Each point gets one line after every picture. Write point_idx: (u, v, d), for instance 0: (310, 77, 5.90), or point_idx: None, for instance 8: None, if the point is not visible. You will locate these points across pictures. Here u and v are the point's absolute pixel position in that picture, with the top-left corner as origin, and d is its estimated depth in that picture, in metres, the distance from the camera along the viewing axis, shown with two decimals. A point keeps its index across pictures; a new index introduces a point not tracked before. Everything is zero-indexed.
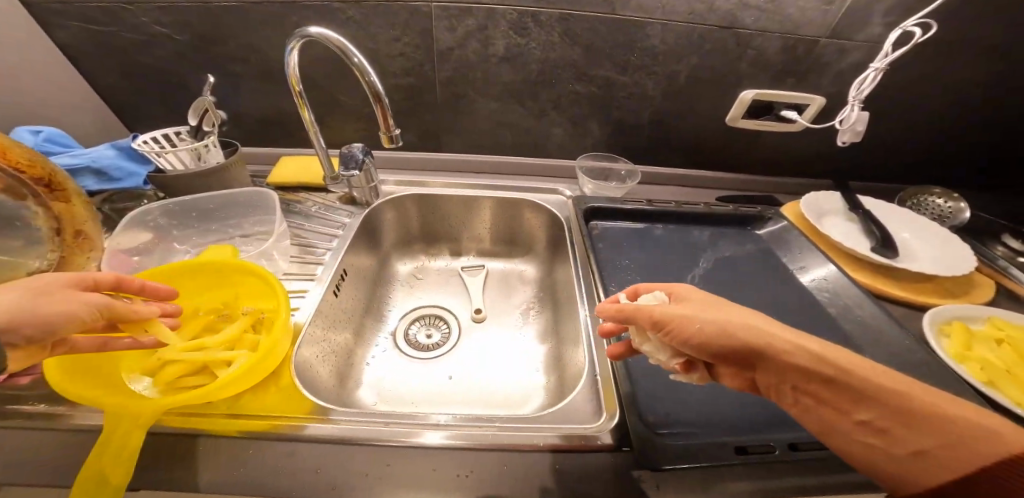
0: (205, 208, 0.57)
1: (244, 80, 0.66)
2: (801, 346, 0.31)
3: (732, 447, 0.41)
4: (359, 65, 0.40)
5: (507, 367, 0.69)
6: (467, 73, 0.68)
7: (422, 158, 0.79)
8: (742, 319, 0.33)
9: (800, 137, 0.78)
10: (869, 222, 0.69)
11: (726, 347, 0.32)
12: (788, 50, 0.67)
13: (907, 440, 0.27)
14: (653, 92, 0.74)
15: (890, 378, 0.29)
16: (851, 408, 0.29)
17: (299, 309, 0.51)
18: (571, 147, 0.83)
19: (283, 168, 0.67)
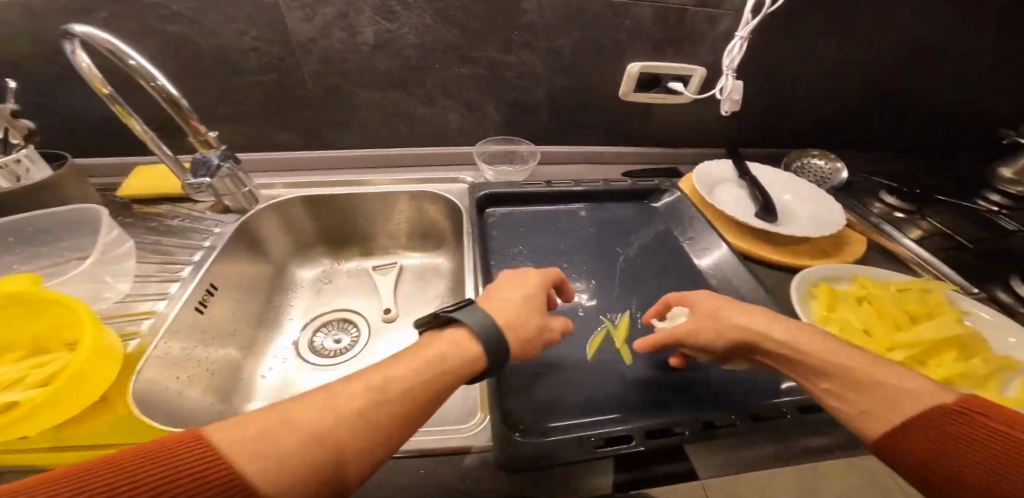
0: (28, 231, 0.51)
1: (76, 84, 0.59)
2: (770, 333, 0.38)
3: (592, 441, 0.40)
4: (137, 67, 0.40)
5: None
6: (339, 64, 0.63)
7: (310, 157, 0.74)
8: (736, 317, 0.41)
9: (693, 107, 0.78)
10: (754, 188, 0.71)
11: (727, 345, 0.40)
12: (660, 20, 0.67)
13: (857, 402, 0.33)
14: (541, 70, 0.72)
15: (836, 353, 0.36)
16: (816, 379, 0.36)
17: (139, 335, 0.47)
18: (471, 133, 0.79)
19: (138, 177, 0.62)
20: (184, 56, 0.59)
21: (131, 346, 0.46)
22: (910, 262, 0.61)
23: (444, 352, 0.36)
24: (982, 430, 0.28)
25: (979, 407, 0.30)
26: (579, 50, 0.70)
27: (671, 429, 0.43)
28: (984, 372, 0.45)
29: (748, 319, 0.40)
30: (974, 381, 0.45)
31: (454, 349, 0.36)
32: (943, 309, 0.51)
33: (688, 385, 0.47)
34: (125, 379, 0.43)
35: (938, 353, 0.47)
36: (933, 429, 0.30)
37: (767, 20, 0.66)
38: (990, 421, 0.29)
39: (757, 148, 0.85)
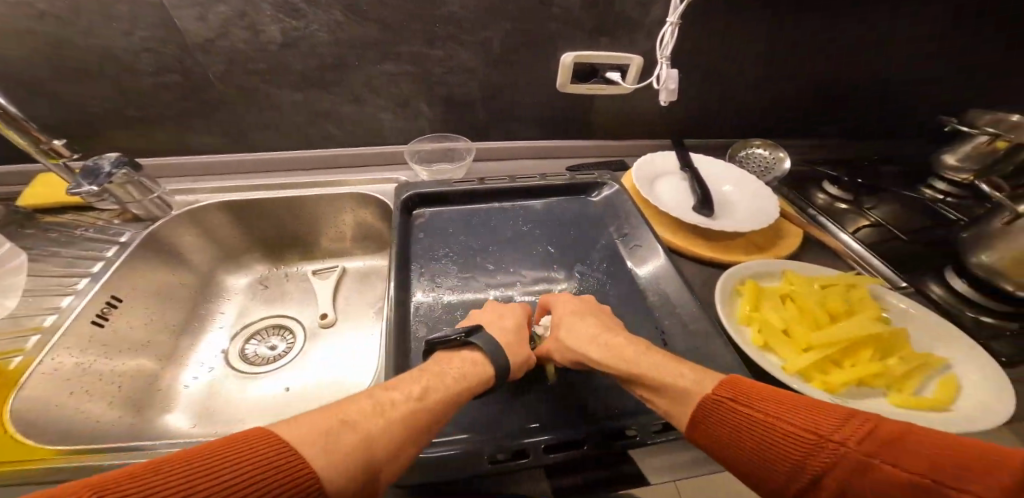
0: None
1: None
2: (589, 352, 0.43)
3: (486, 457, 0.38)
4: None
5: (351, 369, 0.64)
6: (246, 64, 0.61)
7: (236, 160, 0.71)
8: (571, 336, 0.45)
9: (635, 97, 0.75)
10: (692, 181, 0.69)
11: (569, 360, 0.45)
12: (584, 7, 0.63)
13: (664, 405, 0.38)
14: (473, 64, 0.68)
15: (648, 363, 0.40)
16: (639, 389, 0.40)
17: (26, 350, 0.47)
18: (407, 131, 0.76)
19: (39, 186, 0.61)
20: (81, 58, 0.57)
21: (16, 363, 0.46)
22: (846, 257, 0.59)
23: (461, 375, 0.40)
24: (735, 412, 0.34)
25: (725, 389, 0.36)
26: (508, 44, 0.67)
27: (570, 444, 0.40)
28: (898, 371, 0.43)
29: (582, 336, 0.45)
30: (888, 380, 0.43)
31: (467, 369, 0.41)
32: (865, 306, 0.49)
33: (596, 392, 0.45)
34: (4, 395, 0.43)
35: (856, 351, 0.45)
36: (706, 419, 0.35)
37: (696, 5, 0.63)
38: (734, 401, 0.35)
39: (704, 137, 0.83)
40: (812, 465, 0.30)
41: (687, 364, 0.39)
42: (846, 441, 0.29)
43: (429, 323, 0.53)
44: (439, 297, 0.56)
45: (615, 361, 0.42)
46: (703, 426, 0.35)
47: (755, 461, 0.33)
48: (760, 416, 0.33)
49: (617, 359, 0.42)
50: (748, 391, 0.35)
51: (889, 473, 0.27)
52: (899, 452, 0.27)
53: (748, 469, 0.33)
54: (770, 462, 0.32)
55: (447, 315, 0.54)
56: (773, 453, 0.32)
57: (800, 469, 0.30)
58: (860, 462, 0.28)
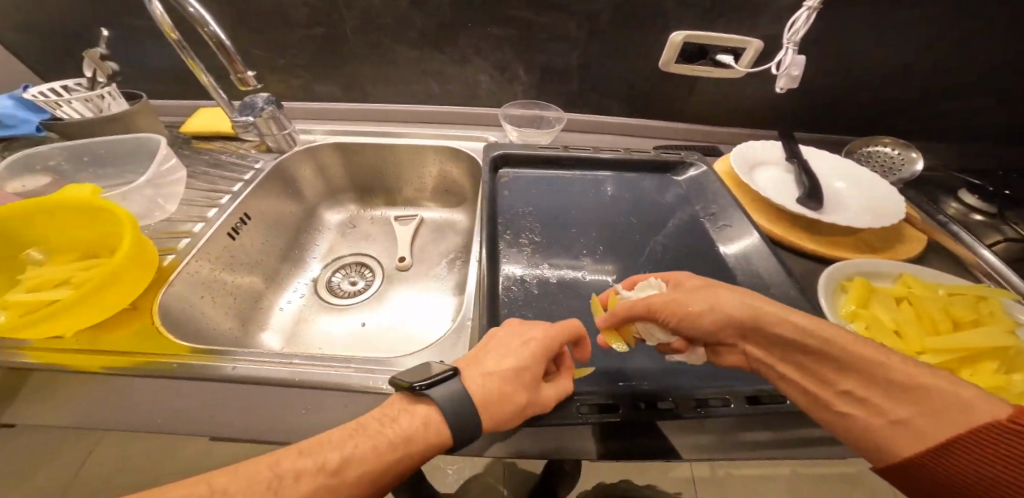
0: (99, 154, 0.57)
1: (147, 36, 0.66)
2: (791, 321, 0.35)
3: (572, 404, 0.37)
4: (196, 15, 0.45)
5: (418, 319, 0.68)
6: (378, 18, 0.65)
7: (352, 110, 0.77)
8: (740, 298, 0.38)
9: (743, 83, 0.69)
10: (800, 172, 0.64)
11: (733, 320, 0.36)
12: None
13: (892, 410, 0.30)
14: (577, 33, 0.66)
15: (874, 352, 0.32)
16: (839, 381, 0.33)
17: (175, 252, 0.54)
18: (503, 96, 0.78)
19: (198, 117, 0.71)
20: (243, 5, 0.64)
21: (169, 261, 0.53)
22: (975, 267, 0.54)
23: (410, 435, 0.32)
24: None
25: None
26: (616, 18, 0.63)
27: (655, 406, 0.37)
28: (1021, 389, 0.39)
29: (758, 303, 0.37)
30: (1010, 397, 0.39)
31: (415, 425, 0.33)
32: (995, 320, 0.45)
33: None
34: (157, 289, 0.50)
35: (976, 362, 0.42)
36: (979, 446, 0.26)
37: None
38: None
39: (814, 131, 0.77)
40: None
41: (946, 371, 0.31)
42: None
43: (516, 279, 0.54)
44: (526, 252, 0.57)
45: (824, 339, 0.33)
46: (964, 451, 0.27)
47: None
48: None
49: (832, 335, 0.33)
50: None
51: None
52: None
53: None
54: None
55: (533, 272, 0.55)
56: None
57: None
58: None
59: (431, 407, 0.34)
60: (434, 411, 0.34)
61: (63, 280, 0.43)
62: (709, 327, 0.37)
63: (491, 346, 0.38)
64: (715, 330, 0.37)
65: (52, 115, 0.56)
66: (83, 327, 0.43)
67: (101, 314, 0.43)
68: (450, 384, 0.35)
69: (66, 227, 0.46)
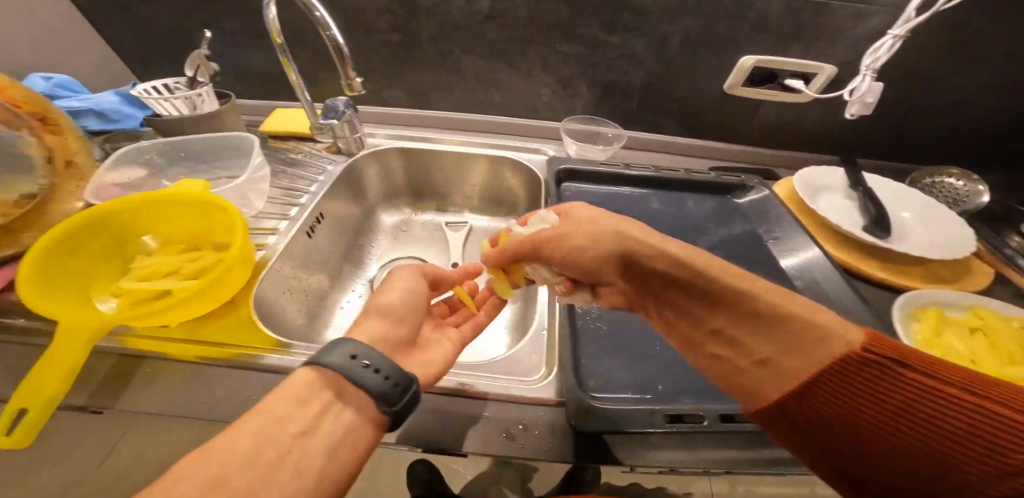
0: (194, 151, 0.59)
1: (241, 38, 0.69)
2: (665, 251, 0.34)
3: (666, 416, 0.40)
4: (320, 18, 0.43)
5: None
6: (454, 29, 0.67)
7: (415, 116, 0.78)
8: (620, 227, 0.37)
9: (808, 111, 0.68)
10: (866, 199, 0.65)
11: (597, 252, 0.37)
12: (794, 14, 0.56)
13: (753, 349, 0.30)
14: (643, 55, 0.64)
15: (775, 294, 0.31)
16: (709, 317, 0.33)
17: (264, 248, 0.56)
18: (561, 109, 0.77)
19: (275, 117, 0.74)
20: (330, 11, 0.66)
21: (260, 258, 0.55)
22: None
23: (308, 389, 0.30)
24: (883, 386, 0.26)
25: (882, 344, 0.27)
26: (689, 42, 0.61)
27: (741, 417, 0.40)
28: None
29: (643, 233, 0.36)
30: None
31: (295, 395, 0.29)
32: None
33: None
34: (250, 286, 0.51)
35: None
36: (829, 377, 0.27)
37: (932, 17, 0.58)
38: (912, 368, 0.26)
39: (877, 159, 0.76)
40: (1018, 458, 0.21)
41: (790, 300, 0.30)
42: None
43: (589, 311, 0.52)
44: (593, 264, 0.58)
45: (714, 265, 0.32)
46: (829, 389, 0.27)
47: (904, 448, 0.25)
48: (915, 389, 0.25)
49: (704, 267, 0.32)
50: (926, 356, 0.26)
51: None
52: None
53: (899, 463, 0.25)
54: (936, 451, 0.24)
55: None
56: (939, 439, 0.24)
57: (970, 462, 0.23)
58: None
59: (311, 368, 0.30)
60: (322, 370, 0.30)
61: (173, 270, 0.45)
62: (591, 259, 0.38)
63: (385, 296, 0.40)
64: (591, 268, 0.38)
65: (155, 111, 0.59)
66: (188, 319, 0.44)
67: (208, 306, 0.44)
68: (325, 352, 0.31)
69: (175, 218, 0.47)
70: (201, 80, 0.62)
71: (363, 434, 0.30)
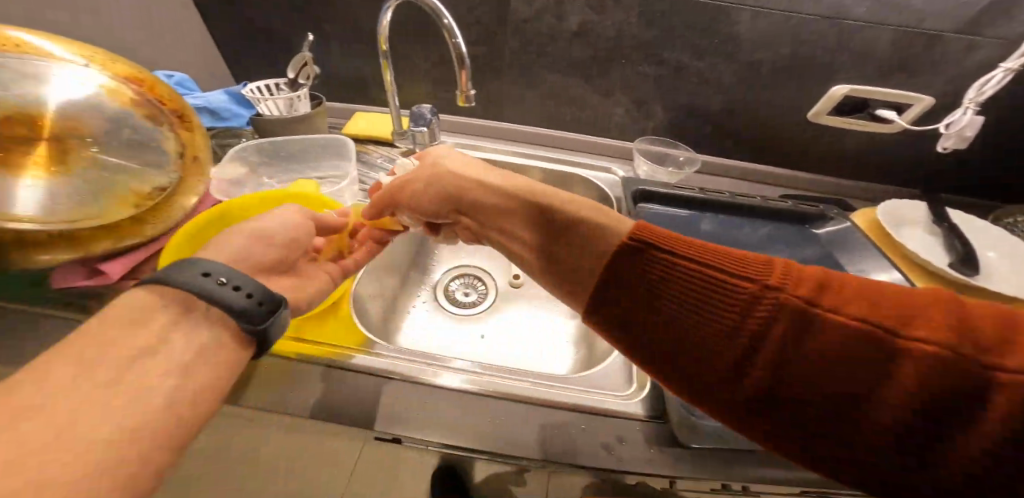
0: (292, 151, 0.63)
1: (339, 42, 0.72)
2: (484, 184, 0.41)
3: None
4: (449, 26, 0.45)
5: (536, 336, 0.70)
6: (537, 48, 0.67)
7: (491, 125, 0.78)
8: (456, 171, 0.43)
9: (892, 145, 0.67)
10: (952, 237, 0.63)
11: (433, 190, 0.44)
12: (902, 46, 0.55)
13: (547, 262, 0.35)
14: (729, 81, 0.64)
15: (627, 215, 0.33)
16: (512, 235, 0.39)
17: None
18: (631, 128, 0.75)
19: (357, 120, 0.76)
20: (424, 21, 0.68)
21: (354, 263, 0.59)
22: None
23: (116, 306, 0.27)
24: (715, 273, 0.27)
25: (655, 232, 0.29)
26: (779, 69, 0.61)
27: None
28: None
29: (493, 179, 0.41)
30: None
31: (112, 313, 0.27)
32: None
33: None
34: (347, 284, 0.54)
35: None
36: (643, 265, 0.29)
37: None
38: (656, 247, 0.29)
39: (963, 198, 0.73)
40: (752, 321, 0.25)
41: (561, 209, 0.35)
42: (784, 287, 0.25)
43: None
44: None
45: (564, 198, 0.36)
46: (620, 273, 0.29)
47: (672, 327, 0.28)
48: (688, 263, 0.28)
49: (527, 194, 0.38)
50: (672, 236, 0.29)
51: (977, 335, 0.21)
52: (841, 298, 0.24)
53: (672, 343, 0.28)
54: (693, 318, 0.27)
55: None
56: (719, 307, 0.26)
57: (755, 351, 0.25)
58: (804, 311, 0.24)
59: (148, 291, 0.28)
60: (167, 290, 0.28)
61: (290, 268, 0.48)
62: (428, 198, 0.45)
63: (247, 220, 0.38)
64: (444, 202, 0.45)
65: (259, 109, 0.63)
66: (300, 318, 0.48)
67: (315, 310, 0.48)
68: (178, 272, 0.29)
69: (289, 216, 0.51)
70: (302, 81, 0.65)
71: (231, 355, 0.29)
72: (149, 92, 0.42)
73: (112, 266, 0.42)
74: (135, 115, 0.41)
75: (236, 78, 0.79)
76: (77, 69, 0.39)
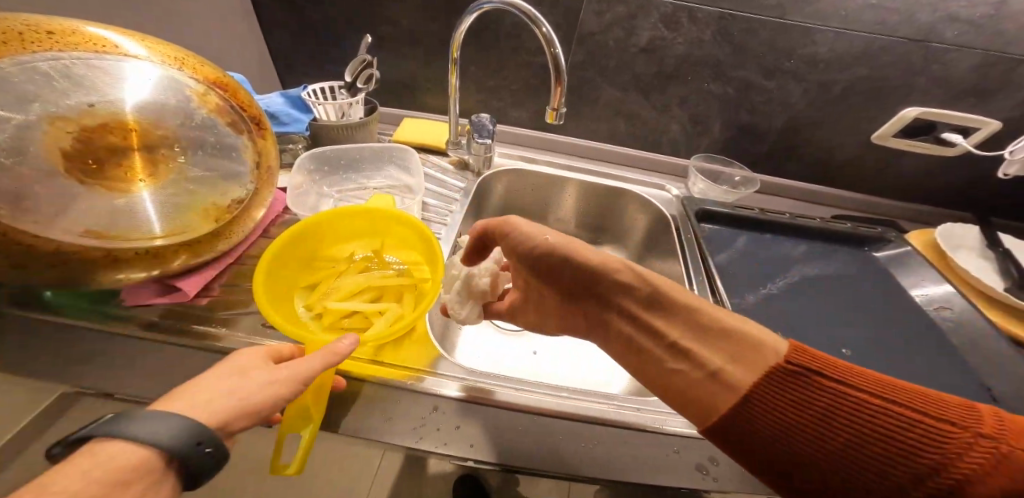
0: (353, 158, 0.60)
1: (397, 46, 0.70)
2: (621, 263, 0.35)
3: None
4: (546, 34, 0.44)
5: (594, 354, 0.68)
6: (602, 59, 0.66)
7: (541, 137, 0.77)
8: (578, 241, 0.37)
9: (951, 166, 0.67)
10: (1008, 261, 0.62)
11: (566, 256, 0.37)
12: (983, 69, 0.56)
13: (682, 362, 0.31)
14: (797, 101, 0.64)
15: (753, 325, 0.31)
16: (656, 336, 0.33)
17: None
18: (684, 145, 0.74)
19: (406, 128, 0.74)
20: (487, 29, 0.66)
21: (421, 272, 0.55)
22: None
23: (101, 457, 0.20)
24: (890, 411, 0.26)
25: (810, 357, 0.28)
26: (852, 90, 0.61)
27: None
28: None
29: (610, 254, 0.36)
30: None
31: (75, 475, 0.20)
32: None
33: None
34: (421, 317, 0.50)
35: None
36: (808, 392, 0.27)
37: None
38: (826, 376, 0.28)
39: (1011, 222, 0.73)
40: (958, 468, 0.24)
41: (703, 305, 0.33)
42: (997, 437, 0.24)
43: None
44: (750, 307, 0.53)
45: (645, 276, 0.34)
46: (787, 399, 0.27)
47: (840, 460, 0.26)
48: (867, 399, 0.27)
49: (658, 282, 0.34)
50: (845, 366, 0.28)
51: None
52: None
53: (849, 479, 0.26)
54: (880, 452, 0.25)
55: None
56: (898, 458, 0.25)
57: None
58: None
59: (123, 444, 0.21)
60: (134, 447, 0.21)
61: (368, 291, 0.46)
62: (561, 264, 0.37)
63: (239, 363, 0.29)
64: (580, 268, 0.36)
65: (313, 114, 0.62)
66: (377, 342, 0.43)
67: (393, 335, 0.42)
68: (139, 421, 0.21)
69: (360, 229, 0.51)
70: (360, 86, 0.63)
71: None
72: (232, 98, 0.39)
73: (188, 281, 0.41)
74: (219, 123, 0.38)
75: (280, 79, 0.76)
76: (164, 72, 0.35)
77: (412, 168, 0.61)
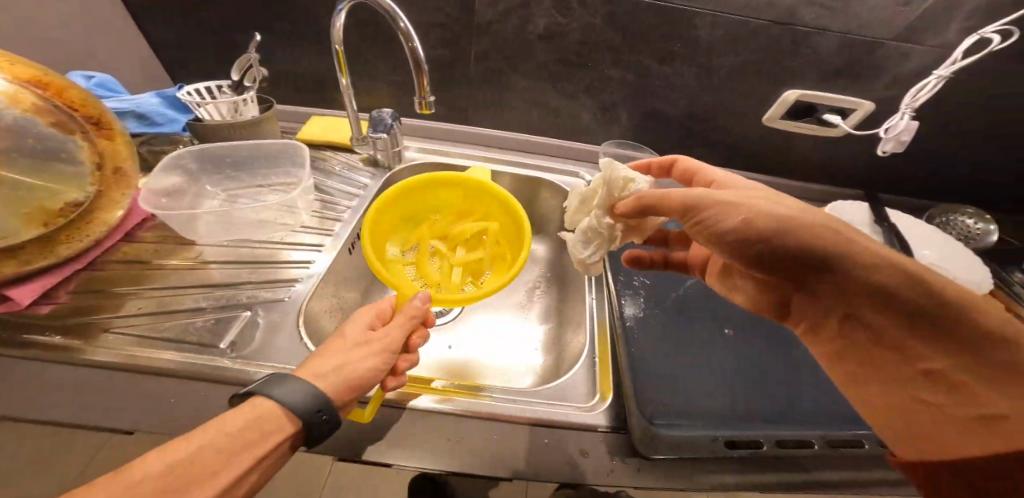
0: (238, 157, 0.58)
1: (294, 42, 0.67)
2: (897, 265, 0.32)
3: (724, 441, 0.41)
4: (404, 29, 0.44)
5: (509, 346, 0.68)
6: (503, 49, 0.65)
7: (455, 130, 0.76)
8: (831, 226, 0.34)
9: (840, 146, 0.69)
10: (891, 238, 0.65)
11: (793, 241, 0.33)
12: (847, 52, 0.58)
13: (949, 391, 0.31)
14: (690, 84, 0.65)
15: None
16: (925, 358, 0.32)
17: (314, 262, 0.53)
18: (596, 132, 0.75)
19: (314, 125, 0.72)
20: (383, 22, 0.65)
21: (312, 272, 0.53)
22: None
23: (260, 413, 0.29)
24: None
25: None
26: (737, 74, 0.63)
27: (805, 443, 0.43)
28: None
29: (889, 258, 0.32)
30: None
31: (248, 421, 0.29)
32: None
33: (819, 441, 0.43)
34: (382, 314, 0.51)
35: None
36: None
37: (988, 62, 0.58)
38: None
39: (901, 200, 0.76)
40: None
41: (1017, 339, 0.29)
42: None
43: (632, 327, 0.52)
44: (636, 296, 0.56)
45: (924, 287, 0.31)
46: None
47: None
48: None
49: (949, 297, 0.30)
50: None
51: None
52: None
53: None
54: None
55: (643, 328, 0.52)
56: None
57: None
58: None
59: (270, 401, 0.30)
60: (284, 409, 0.30)
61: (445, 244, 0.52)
62: (766, 252, 0.34)
63: (349, 332, 0.36)
64: (823, 262, 0.33)
65: (196, 114, 0.59)
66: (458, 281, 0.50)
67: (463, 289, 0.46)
68: (287, 391, 0.30)
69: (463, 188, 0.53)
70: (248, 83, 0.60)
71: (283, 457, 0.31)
72: (57, 96, 0.39)
73: (20, 290, 0.39)
74: (40, 123, 0.38)
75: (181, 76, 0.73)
76: None
77: (301, 163, 0.59)
